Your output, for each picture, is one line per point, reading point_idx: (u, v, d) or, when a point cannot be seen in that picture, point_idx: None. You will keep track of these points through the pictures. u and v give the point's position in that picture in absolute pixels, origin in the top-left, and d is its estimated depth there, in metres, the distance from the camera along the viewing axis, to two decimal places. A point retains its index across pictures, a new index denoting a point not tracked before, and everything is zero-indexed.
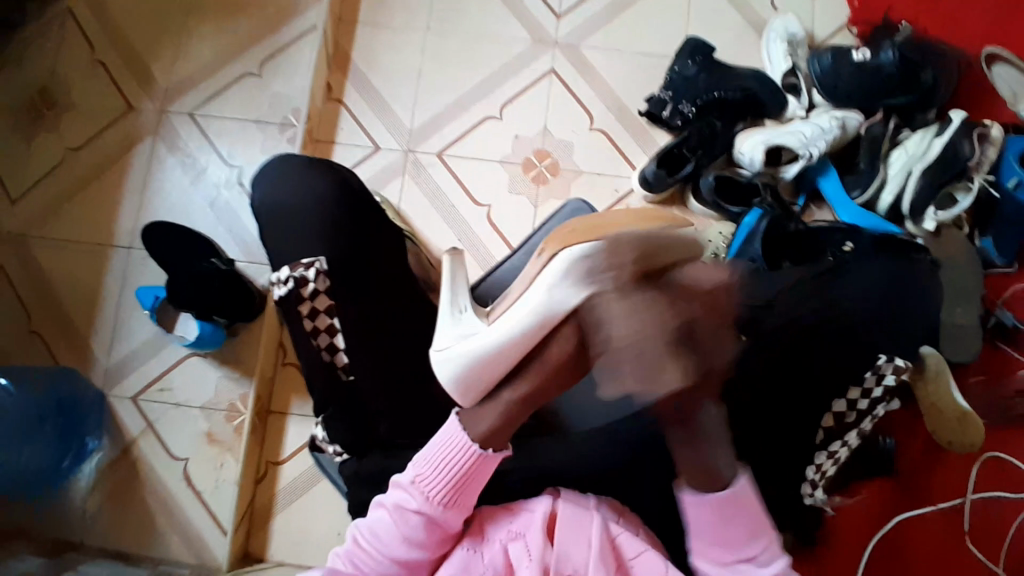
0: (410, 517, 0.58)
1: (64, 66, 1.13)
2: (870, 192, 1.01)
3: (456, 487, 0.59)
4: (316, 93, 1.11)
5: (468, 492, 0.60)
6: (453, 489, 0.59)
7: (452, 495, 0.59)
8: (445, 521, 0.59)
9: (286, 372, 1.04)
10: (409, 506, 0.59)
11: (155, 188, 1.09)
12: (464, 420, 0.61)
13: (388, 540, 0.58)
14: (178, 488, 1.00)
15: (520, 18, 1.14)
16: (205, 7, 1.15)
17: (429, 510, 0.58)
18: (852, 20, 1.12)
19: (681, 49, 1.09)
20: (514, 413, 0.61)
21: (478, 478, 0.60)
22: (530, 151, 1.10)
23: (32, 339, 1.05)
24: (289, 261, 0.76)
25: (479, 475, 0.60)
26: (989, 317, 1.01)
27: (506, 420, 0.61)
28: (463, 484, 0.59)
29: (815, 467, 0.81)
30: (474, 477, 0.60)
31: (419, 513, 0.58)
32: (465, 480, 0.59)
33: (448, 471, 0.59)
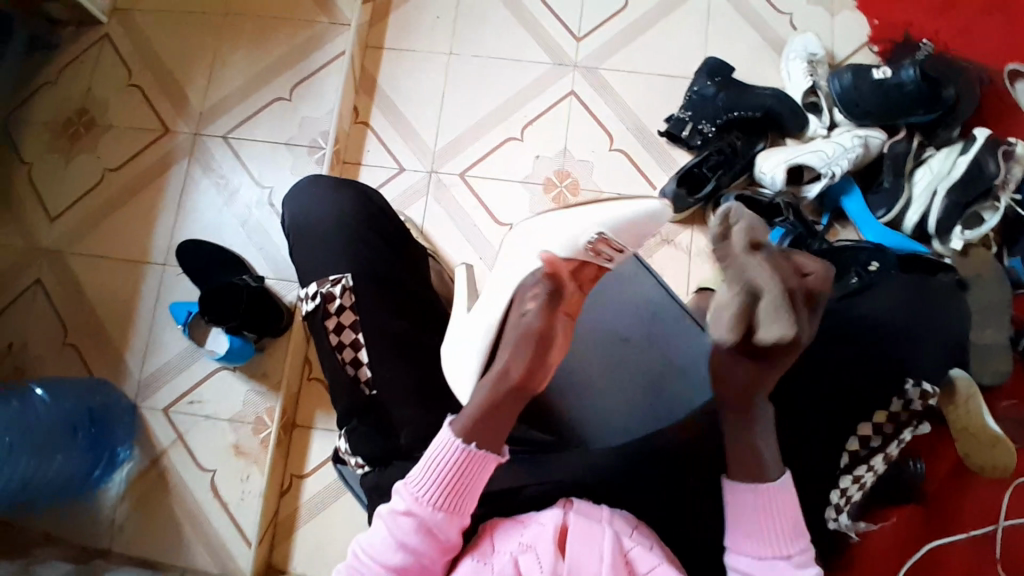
0: (401, 519, 0.60)
1: (105, 91, 1.19)
2: (894, 212, 1.00)
3: (450, 491, 0.60)
4: (343, 116, 1.15)
5: (464, 497, 0.60)
6: (447, 494, 0.60)
7: (445, 500, 0.60)
8: (442, 528, 0.60)
9: (311, 387, 1.06)
10: (400, 509, 0.60)
11: (189, 207, 1.14)
12: (453, 418, 0.62)
13: (386, 547, 0.60)
14: (204, 498, 1.03)
15: (541, 42, 1.17)
16: (240, 36, 1.20)
17: (425, 516, 0.59)
18: (873, 38, 1.12)
19: (700, 70, 1.11)
20: (492, 411, 0.60)
21: (470, 481, 0.60)
22: (551, 171, 1.11)
23: (70, 351, 1.09)
24: (317, 277, 0.78)
25: (473, 478, 0.60)
26: (1020, 339, 0.98)
27: (489, 417, 0.60)
28: (459, 491, 0.60)
29: (840, 491, 0.76)
30: (466, 480, 0.60)
31: (410, 514, 0.60)
32: (459, 488, 0.60)
33: (441, 476, 0.60)
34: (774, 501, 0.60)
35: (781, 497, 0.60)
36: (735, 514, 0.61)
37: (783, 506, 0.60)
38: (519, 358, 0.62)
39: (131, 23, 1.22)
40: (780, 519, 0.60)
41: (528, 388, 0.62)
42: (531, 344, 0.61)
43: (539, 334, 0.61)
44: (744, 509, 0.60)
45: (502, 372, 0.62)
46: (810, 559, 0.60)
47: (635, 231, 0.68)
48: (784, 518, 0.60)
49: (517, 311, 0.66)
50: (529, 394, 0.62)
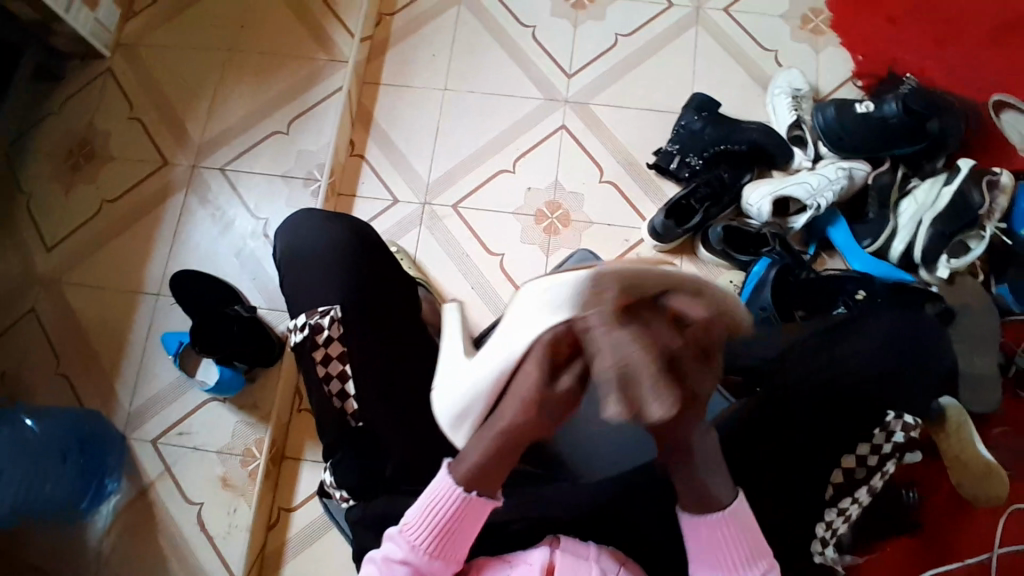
0: (396, 568, 0.61)
1: (105, 123, 1.22)
2: (881, 241, 1.02)
3: (443, 539, 0.61)
4: (339, 149, 1.17)
5: (459, 544, 0.61)
6: (442, 542, 0.61)
7: (438, 546, 0.61)
8: (434, 571, 0.61)
9: (302, 418, 1.06)
10: (396, 557, 0.61)
11: (184, 238, 1.15)
12: (451, 461, 0.61)
13: None
14: (191, 531, 1.01)
15: (533, 78, 1.20)
16: (241, 71, 1.23)
17: (420, 564, 0.61)
18: (856, 74, 1.15)
19: (688, 105, 1.13)
20: (496, 457, 0.58)
21: (464, 525, 0.61)
22: (543, 202, 1.13)
23: (60, 381, 1.09)
24: (306, 308, 0.79)
25: (468, 524, 0.61)
26: (1008, 366, 0.99)
27: (494, 457, 0.58)
28: (449, 535, 0.61)
29: (825, 523, 0.75)
30: (461, 527, 0.61)
31: (404, 563, 0.61)
32: (455, 531, 0.61)
33: (435, 525, 0.60)
34: (725, 526, 0.60)
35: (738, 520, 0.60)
36: (698, 545, 0.61)
37: (738, 532, 0.60)
38: (510, 411, 0.55)
39: (132, 58, 1.25)
40: (733, 547, 0.60)
41: (529, 439, 0.57)
42: (533, 403, 0.54)
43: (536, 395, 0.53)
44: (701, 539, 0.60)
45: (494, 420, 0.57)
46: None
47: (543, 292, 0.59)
48: (741, 541, 0.60)
49: (514, 358, 0.57)
50: (536, 437, 0.57)
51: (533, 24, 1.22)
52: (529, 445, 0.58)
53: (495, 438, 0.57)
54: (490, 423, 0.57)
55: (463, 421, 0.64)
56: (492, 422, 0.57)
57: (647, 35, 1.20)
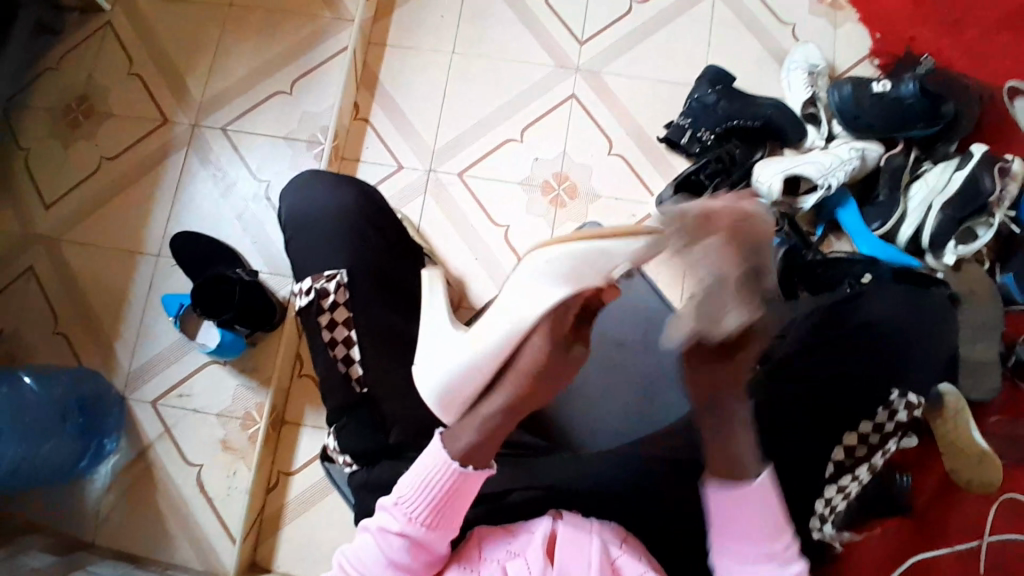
0: (392, 540, 0.60)
1: (104, 77, 1.18)
2: (889, 224, 1.01)
3: (439, 509, 0.60)
4: (343, 112, 1.14)
5: (455, 513, 0.61)
6: (443, 512, 0.60)
7: (434, 517, 0.60)
8: (430, 544, 0.61)
9: (301, 383, 1.06)
10: (393, 529, 0.60)
11: (185, 198, 1.13)
12: (444, 437, 0.61)
13: (375, 563, 0.61)
14: (191, 492, 1.02)
15: (544, 44, 1.17)
16: (243, 27, 1.19)
17: (416, 534, 0.60)
18: (875, 52, 1.13)
19: (701, 78, 1.11)
20: (492, 431, 0.60)
21: (459, 497, 0.60)
22: (549, 174, 1.12)
23: (60, 340, 1.08)
24: (312, 273, 0.78)
25: (463, 494, 0.61)
26: (1008, 356, 0.99)
27: (489, 436, 0.60)
28: (445, 507, 0.60)
29: (824, 501, 0.74)
30: (457, 497, 0.60)
31: (402, 535, 0.60)
32: (448, 505, 0.60)
33: (432, 494, 0.60)
34: (751, 498, 0.60)
35: (740, 501, 0.60)
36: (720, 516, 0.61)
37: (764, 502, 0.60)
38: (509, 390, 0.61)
39: (132, 9, 1.21)
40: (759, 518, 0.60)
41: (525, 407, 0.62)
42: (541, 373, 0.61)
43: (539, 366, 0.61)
44: (727, 509, 0.61)
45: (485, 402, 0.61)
46: (792, 555, 0.61)
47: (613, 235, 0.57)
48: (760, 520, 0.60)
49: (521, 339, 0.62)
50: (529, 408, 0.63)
51: None
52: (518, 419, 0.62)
53: (491, 417, 0.60)
54: (487, 404, 0.61)
55: (450, 404, 0.67)
56: (489, 403, 0.61)
57: (663, 4, 1.17)
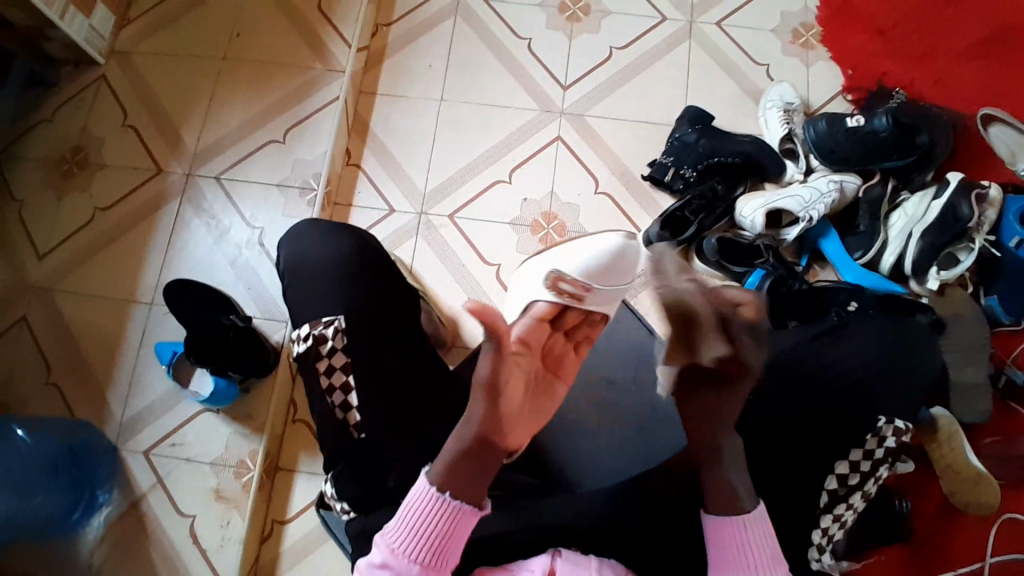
0: (376, 573, 0.58)
1: (98, 130, 1.21)
2: (871, 252, 1.04)
3: (424, 542, 0.58)
4: (335, 159, 1.17)
5: (440, 552, 0.58)
6: (434, 552, 0.58)
7: (419, 550, 0.58)
8: None
9: (296, 430, 1.05)
10: (376, 561, 0.58)
11: (179, 246, 1.14)
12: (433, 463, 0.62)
13: None
14: (184, 543, 1.00)
15: (529, 90, 1.21)
16: (235, 79, 1.23)
17: (400, 569, 0.58)
18: (847, 88, 1.17)
19: (682, 117, 1.14)
20: (462, 457, 0.60)
21: (442, 529, 0.58)
22: (538, 213, 1.14)
23: (51, 390, 1.07)
24: (310, 319, 0.78)
25: (448, 528, 0.59)
26: (999, 377, 1.01)
27: (463, 461, 0.60)
28: (433, 542, 0.58)
29: (820, 530, 0.73)
30: (441, 535, 0.58)
31: (384, 566, 0.58)
32: (431, 535, 0.58)
33: (423, 531, 0.58)
34: (743, 532, 0.62)
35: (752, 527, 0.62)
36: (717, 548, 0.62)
37: (756, 537, 0.62)
38: (479, 409, 0.62)
39: (126, 64, 1.25)
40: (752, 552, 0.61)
41: (494, 441, 0.61)
42: (483, 392, 0.62)
43: (488, 381, 0.62)
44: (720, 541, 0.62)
45: (468, 416, 0.62)
46: None
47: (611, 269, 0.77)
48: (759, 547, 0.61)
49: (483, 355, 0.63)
50: (499, 445, 0.61)
51: (529, 35, 1.24)
52: (496, 454, 0.61)
53: (456, 444, 0.60)
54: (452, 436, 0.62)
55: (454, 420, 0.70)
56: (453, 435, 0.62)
57: (642, 49, 1.22)
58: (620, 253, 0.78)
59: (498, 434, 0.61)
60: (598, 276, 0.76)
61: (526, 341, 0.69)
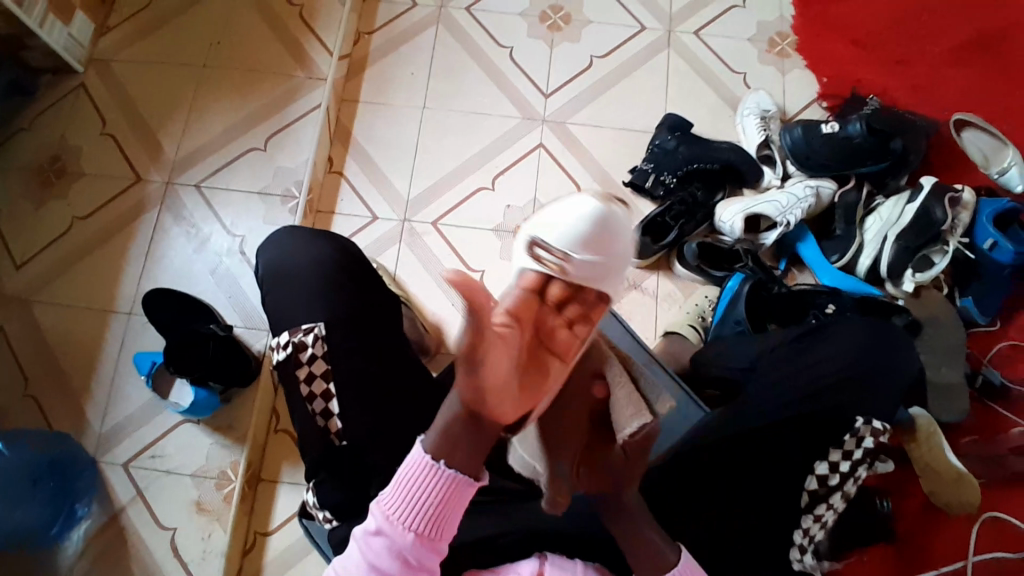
0: (373, 542, 0.53)
1: (75, 139, 1.20)
2: (848, 256, 1.06)
3: (426, 514, 0.52)
4: (317, 166, 1.17)
5: (445, 524, 0.53)
6: (432, 525, 0.53)
7: (420, 522, 0.52)
8: (414, 551, 0.53)
9: (279, 439, 1.04)
10: (372, 529, 0.54)
11: (159, 255, 1.13)
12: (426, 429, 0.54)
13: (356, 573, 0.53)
14: (165, 557, 0.98)
15: (511, 98, 1.22)
16: (216, 88, 1.22)
17: (398, 538, 0.53)
18: (822, 95, 1.20)
19: (662, 124, 1.16)
20: (451, 429, 0.51)
21: (446, 504, 0.52)
22: (522, 220, 1.15)
23: (28, 403, 1.05)
24: (289, 326, 0.78)
25: (454, 501, 0.52)
26: (976, 377, 1.03)
27: (451, 430, 0.51)
28: (435, 515, 0.52)
29: (801, 531, 0.73)
30: (443, 508, 0.52)
31: (380, 534, 0.53)
32: (435, 507, 0.52)
33: (420, 500, 0.52)
34: None
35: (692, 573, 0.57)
36: None
37: None
38: (462, 375, 0.48)
39: (104, 72, 1.24)
40: None
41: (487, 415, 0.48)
42: (462, 363, 0.47)
43: (466, 346, 0.45)
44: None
45: (457, 390, 0.50)
46: None
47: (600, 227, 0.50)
48: None
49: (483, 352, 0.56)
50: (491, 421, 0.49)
51: (510, 44, 1.25)
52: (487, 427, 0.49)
53: (444, 418, 0.51)
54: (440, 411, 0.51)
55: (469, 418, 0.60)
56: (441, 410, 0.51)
57: (621, 58, 1.24)
58: (593, 214, 0.51)
59: (487, 409, 0.48)
60: (588, 245, 0.49)
61: (515, 312, 0.46)
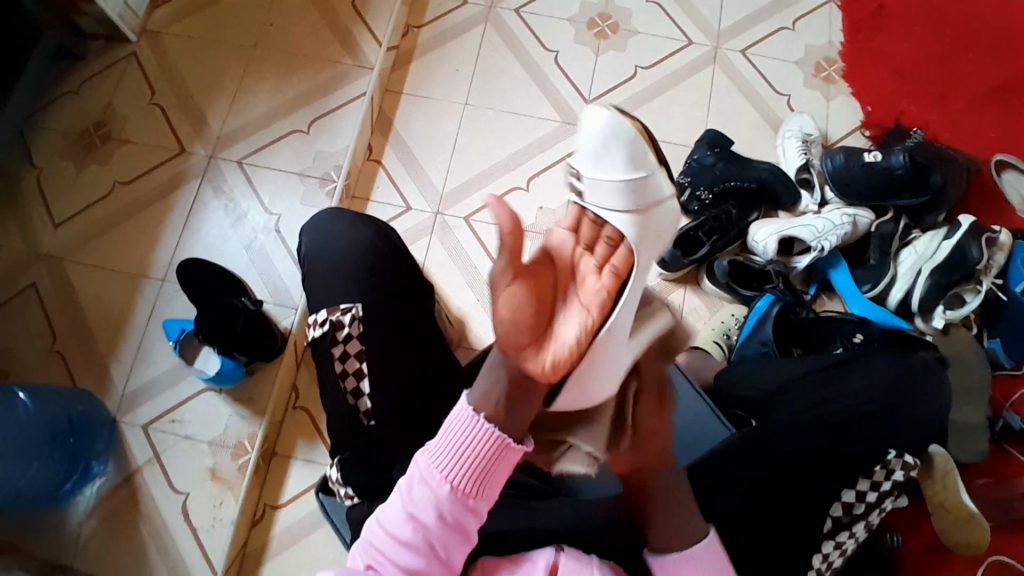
0: (415, 494, 0.55)
1: (125, 106, 1.23)
2: (879, 287, 1.05)
3: (471, 474, 0.53)
4: (356, 153, 1.19)
5: (485, 483, 0.54)
6: (471, 481, 0.54)
7: (464, 478, 0.53)
8: (453, 509, 0.54)
9: (296, 416, 1.06)
10: (416, 481, 0.55)
11: (195, 227, 1.15)
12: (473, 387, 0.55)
13: (395, 522, 0.55)
14: (175, 522, 1.00)
15: (552, 100, 1.23)
16: (264, 67, 1.25)
17: (439, 494, 0.54)
18: (865, 124, 1.19)
19: (702, 139, 1.15)
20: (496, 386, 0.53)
21: (491, 466, 0.53)
22: (553, 222, 1.15)
23: (55, 359, 1.08)
24: (328, 305, 0.79)
25: (497, 464, 0.54)
26: (996, 421, 1.01)
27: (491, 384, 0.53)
28: (478, 472, 0.53)
29: (821, 555, 0.73)
30: (489, 465, 0.53)
31: (423, 486, 0.54)
32: (481, 466, 0.53)
33: (464, 455, 0.53)
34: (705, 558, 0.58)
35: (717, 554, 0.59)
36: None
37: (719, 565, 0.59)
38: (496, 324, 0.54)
39: (158, 44, 1.27)
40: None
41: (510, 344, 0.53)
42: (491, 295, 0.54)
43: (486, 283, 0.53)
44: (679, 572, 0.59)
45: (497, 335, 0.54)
46: None
47: (650, 234, 0.61)
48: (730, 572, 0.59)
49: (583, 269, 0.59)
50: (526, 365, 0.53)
51: (556, 49, 1.26)
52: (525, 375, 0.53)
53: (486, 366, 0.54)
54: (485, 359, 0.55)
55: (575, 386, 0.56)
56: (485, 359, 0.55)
57: (666, 70, 1.24)
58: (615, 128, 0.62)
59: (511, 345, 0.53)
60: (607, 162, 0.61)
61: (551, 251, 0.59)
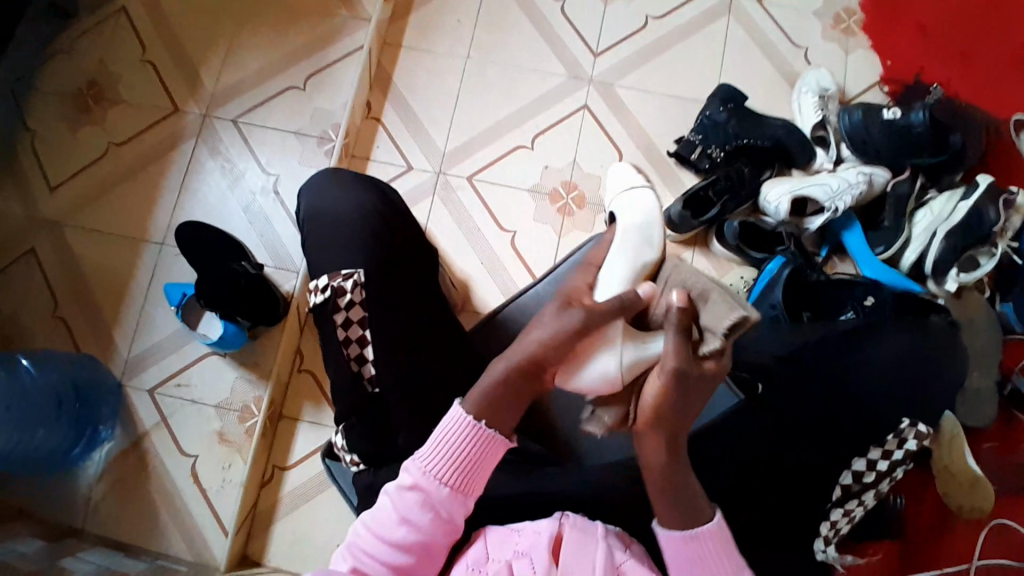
0: (407, 494, 0.59)
1: (115, 62, 1.18)
2: (893, 249, 1.02)
3: (461, 470, 0.59)
4: (355, 111, 1.15)
5: (473, 476, 0.59)
6: (459, 476, 0.59)
7: (453, 475, 0.59)
8: (445, 505, 0.59)
9: (301, 379, 1.06)
10: (407, 482, 0.59)
11: (192, 189, 1.13)
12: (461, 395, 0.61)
13: (389, 522, 0.58)
14: (185, 484, 1.01)
15: (558, 54, 1.17)
16: (258, 20, 1.19)
17: (432, 492, 0.58)
18: (885, 78, 1.14)
19: (715, 95, 1.11)
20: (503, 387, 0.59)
21: (478, 462, 0.59)
22: (559, 182, 1.12)
23: (57, 324, 1.07)
24: (329, 270, 0.77)
25: (484, 459, 0.60)
26: (1004, 384, 1.00)
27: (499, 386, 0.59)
28: (467, 467, 0.59)
29: (829, 523, 0.76)
30: (477, 459, 0.59)
31: (415, 487, 0.59)
32: (468, 462, 0.59)
33: (454, 454, 0.59)
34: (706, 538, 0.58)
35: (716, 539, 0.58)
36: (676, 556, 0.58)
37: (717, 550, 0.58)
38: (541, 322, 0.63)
39: None
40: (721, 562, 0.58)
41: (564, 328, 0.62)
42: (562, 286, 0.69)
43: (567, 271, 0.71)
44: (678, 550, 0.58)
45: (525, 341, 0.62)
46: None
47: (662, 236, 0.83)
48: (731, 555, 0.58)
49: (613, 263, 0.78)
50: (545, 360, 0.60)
51: None
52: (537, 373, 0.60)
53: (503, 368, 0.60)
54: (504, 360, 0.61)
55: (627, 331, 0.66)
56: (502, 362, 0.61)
57: (679, 21, 1.18)
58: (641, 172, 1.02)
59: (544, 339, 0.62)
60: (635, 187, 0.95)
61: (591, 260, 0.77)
